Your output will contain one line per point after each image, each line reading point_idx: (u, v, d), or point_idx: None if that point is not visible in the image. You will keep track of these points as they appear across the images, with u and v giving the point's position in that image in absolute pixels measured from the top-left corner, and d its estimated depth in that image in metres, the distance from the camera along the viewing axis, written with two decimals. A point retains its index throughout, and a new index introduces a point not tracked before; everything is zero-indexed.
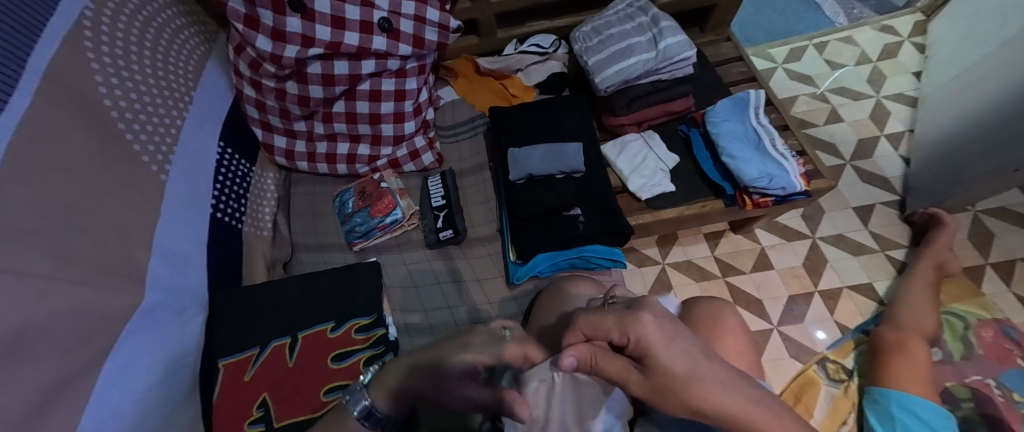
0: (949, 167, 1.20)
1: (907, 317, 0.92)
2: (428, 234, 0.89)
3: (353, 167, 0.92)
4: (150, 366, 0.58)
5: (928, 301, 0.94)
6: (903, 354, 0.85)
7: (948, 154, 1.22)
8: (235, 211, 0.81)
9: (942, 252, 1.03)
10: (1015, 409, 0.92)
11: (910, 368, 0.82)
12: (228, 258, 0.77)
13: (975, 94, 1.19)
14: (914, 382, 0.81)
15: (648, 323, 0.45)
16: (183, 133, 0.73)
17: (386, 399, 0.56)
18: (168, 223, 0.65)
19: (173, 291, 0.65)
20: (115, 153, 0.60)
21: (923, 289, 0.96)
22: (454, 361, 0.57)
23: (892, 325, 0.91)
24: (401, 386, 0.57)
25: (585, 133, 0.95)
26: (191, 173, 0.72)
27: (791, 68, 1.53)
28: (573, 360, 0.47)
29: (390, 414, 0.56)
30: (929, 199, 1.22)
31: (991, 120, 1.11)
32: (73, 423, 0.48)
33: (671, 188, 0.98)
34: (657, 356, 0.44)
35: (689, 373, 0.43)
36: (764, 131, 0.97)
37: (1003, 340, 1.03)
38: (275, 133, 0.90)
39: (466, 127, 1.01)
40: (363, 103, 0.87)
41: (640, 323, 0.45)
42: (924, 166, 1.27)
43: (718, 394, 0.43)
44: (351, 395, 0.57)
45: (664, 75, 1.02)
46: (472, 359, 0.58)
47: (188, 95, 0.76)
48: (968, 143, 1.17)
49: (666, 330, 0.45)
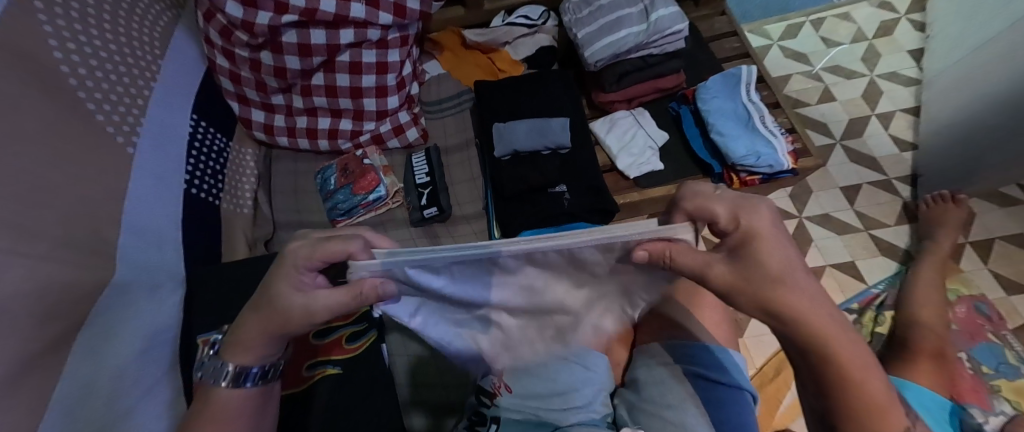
0: (967, 150, 1.20)
1: (921, 312, 0.95)
2: (412, 212, 0.87)
3: (335, 142, 0.90)
4: (121, 344, 0.57)
5: (936, 299, 0.97)
6: (936, 360, 0.89)
7: (962, 137, 1.21)
8: (212, 187, 0.79)
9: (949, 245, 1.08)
10: (983, 380, 0.95)
11: (930, 371, 0.88)
12: (205, 235, 0.75)
13: (984, 76, 1.16)
14: (926, 378, 0.87)
15: (766, 217, 0.36)
16: (152, 104, 0.70)
17: (245, 355, 0.45)
18: (138, 198, 0.64)
19: (145, 268, 0.63)
20: (78, 124, 0.58)
21: (934, 283, 1.00)
22: (278, 284, 0.41)
23: (915, 324, 0.94)
24: (246, 339, 0.44)
25: (573, 109, 0.93)
26: (161, 147, 0.70)
27: (786, 45, 1.51)
28: (642, 254, 0.37)
29: (263, 365, 0.47)
30: (950, 182, 1.22)
31: (999, 103, 1.11)
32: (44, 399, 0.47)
33: (659, 167, 0.97)
34: (760, 255, 0.35)
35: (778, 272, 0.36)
36: (755, 107, 0.96)
37: (977, 315, 1.06)
38: (252, 107, 0.87)
39: (452, 103, 0.98)
40: (343, 75, 0.84)
41: (758, 215, 0.36)
42: (937, 150, 1.26)
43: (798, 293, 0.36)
44: (205, 369, 0.47)
45: (655, 49, 0.99)
46: (297, 263, 0.41)
47: (155, 64, 0.73)
48: (985, 126, 1.16)
49: (779, 227, 0.36)
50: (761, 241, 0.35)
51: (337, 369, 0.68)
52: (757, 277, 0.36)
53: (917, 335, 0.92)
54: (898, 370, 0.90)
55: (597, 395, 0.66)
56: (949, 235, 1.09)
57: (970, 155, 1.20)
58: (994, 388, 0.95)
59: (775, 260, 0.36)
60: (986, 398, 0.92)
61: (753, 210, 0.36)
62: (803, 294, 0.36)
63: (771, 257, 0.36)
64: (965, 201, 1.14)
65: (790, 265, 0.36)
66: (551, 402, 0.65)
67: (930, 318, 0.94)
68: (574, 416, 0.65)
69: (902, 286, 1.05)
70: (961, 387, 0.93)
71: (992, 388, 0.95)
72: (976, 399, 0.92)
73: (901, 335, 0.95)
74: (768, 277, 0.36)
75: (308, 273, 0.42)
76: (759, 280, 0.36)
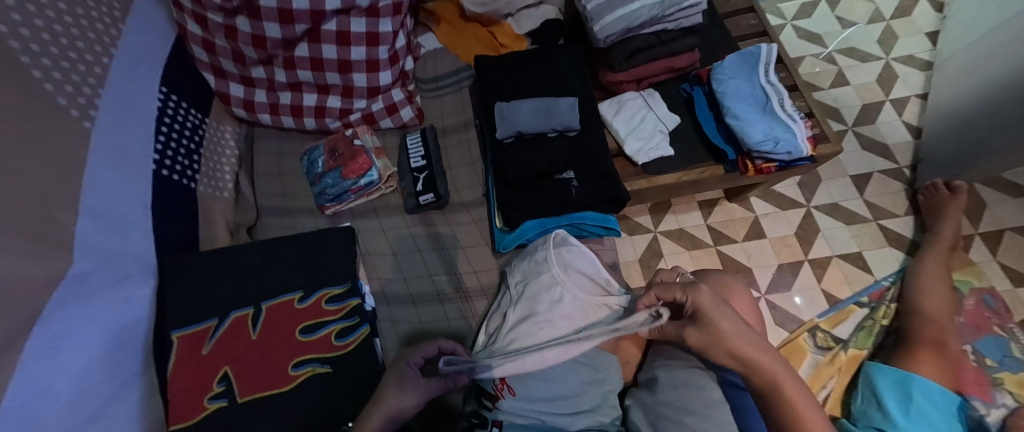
0: (971, 137, 1.13)
1: (926, 303, 0.91)
2: (407, 198, 0.81)
3: (322, 121, 0.83)
4: (87, 343, 0.51)
5: (942, 290, 0.93)
6: (939, 349, 0.84)
7: (964, 125, 1.15)
8: (187, 168, 0.73)
9: (954, 230, 1.02)
10: (986, 374, 0.91)
11: (935, 360, 0.82)
12: (180, 221, 0.69)
13: (992, 60, 1.09)
14: (931, 369, 0.81)
15: (704, 292, 0.54)
16: (112, 74, 0.64)
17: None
18: (96, 178, 0.58)
19: (112, 257, 0.57)
20: (20, 94, 0.52)
21: (940, 272, 0.96)
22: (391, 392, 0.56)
23: (921, 315, 0.90)
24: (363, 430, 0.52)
25: (581, 87, 0.87)
26: (123, 121, 0.64)
27: (801, 25, 1.47)
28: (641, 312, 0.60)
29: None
30: (947, 171, 1.16)
31: (1004, 90, 1.04)
32: None
33: (670, 153, 0.91)
34: (709, 316, 0.53)
35: (731, 330, 0.52)
36: (774, 90, 0.90)
37: (983, 309, 1.01)
38: (230, 80, 0.81)
39: (449, 81, 0.92)
40: (329, 46, 0.77)
41: (699, 291, 0.55)
42: (939, 134, 1.21)
43: (745, 344, 0.51)
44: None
45: (670, 24, 0.93)
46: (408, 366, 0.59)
47: (114, 28, 0.67)
48: (991, 111, 1.08)
49: (718, 299, 0.54)
50: (708, 307, 0.53)
51: (325, 367, 0.62)
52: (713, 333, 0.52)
53: (920, 325, 0.88)
54: (898, 362, 0.85)
55: (610, 396, 0.63)
56: (951, 225, 1.03)
57: (973, 138, 1.12)
58: (997, 380, 0.90)
59: (725, 320, 0.52)
60: (989, 391, 0.88)
61: (699, 292, 0.55)
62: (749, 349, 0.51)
63: (722, 323, 0.52)
64: (964, 187, 1.06)
65: (739, 329, 0.52)
66: (558, 406, 0.61)
67: (936, 310, 0.89)
68: (585, 421, 0.61)
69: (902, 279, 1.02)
70: (964, 379, 0.88)
71: (994, 381, 0.90)
72: (979, 391, 0.88)
73: (907, 327, 0.91)
74: (722, 336, 0.52)
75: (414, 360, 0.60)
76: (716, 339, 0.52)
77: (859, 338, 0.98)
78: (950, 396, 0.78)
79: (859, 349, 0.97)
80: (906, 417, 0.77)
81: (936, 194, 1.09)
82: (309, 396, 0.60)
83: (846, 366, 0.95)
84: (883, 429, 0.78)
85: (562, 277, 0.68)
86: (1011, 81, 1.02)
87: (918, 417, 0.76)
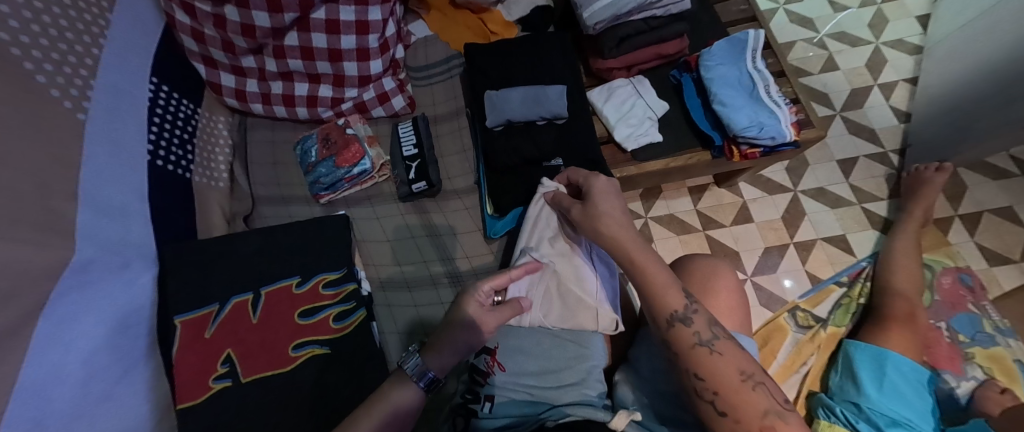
0: (961, 121, 1.15)
1: (898, 280, 0.94)
2: (400, 187, 0.83)
3: (314, 111, 0.84)
4: (96, 327, 0.53)
5: (914, 265, 0.96)
6: (908, 322, 0.86)
7: (953, 110, 1.16)
8: (181, 158, 0.74)
9: (926, 209, 1.05)
10: (958, 348, 0.95)
11: (908, 335, 0.84)
12: (178, 210, 0.70)
13: (982, 42, 1.11)
14: (905, 343, 0.83)
15: (601, 182, 0.64)
16: (104, 65, 0.65)
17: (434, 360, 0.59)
18: (92, 170, 0.59)
19: (111, 245, 0.58)
20: (9, 84, 0.53)
21: (910, 250, 0.98)
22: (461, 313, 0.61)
23: (891, 292, 0.92)
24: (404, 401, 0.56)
25: (571, 75, 0.88)
26: (116, 114, 0.65)
27: (793, 9, 1.49)
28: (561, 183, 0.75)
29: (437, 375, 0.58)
30: (930, 157, 1.19)
31: (1001, 76, 1.04)
32: (9, 384, 0.43)
33: (658, 139, 0.93)
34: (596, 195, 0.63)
35: (605, 202, 0.62)
36: (759, 76, 0.92)
37: (960, 286, 1.04)
38: (220, 70, 0.81)
39: (441, 69, 0.93)
40: (320, 35, 0.78)
41: (597, 182, 0.65)
42: (928, 118, 1.23)
43: (613, 222, 0.60)
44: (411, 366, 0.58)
45: (658, 11, 0.94)
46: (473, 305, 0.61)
47: (102, 19, 0.67)
48: (981, 95, 1.10)
49: (612, 189, 0.64)
50: (597, 190, 0.64)
51: (325, 349, 0.65)
52: (592, 211, 0.62)
53: (891, 302, 0.91)
54: (870, 337, 0.87)
55: (595, 371, 0.62)
56: (922, 206, 1.05)
57: (961, 123, 1.15)
58: (968, 355, 0.94)
59: (606, 202, 0.62)
60: (960, 364, 0.92)
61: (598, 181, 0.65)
62: (630, 241, 0.59)
63: (603, 203, 0.62)
64: (949, 168, 1.07)
65: (614, 212, 0.61)
66: (546, 379, 0.61)
67: (906, 286, 0.92)
68: (569, 396, 0.59)
69: (878, 257, 1.03)
70: (935, 354, 0.92)
71: (966, 355, 0.94)
72: (951, 365, 0.92)
73: (878, 304, 0.93)
74: (607, 221, 0.61)
75: (484, 290, 0.62)
76: (603, 220, 0.61)
77: (837, 315, 0.99)
78: (919, 369, 0.81)
79: (837, 327, 0.97)
80: (879, 389, 0.78)
81: (922, 172, 1.10)
82: (313, 375, 0.63)
83: (825, 344, 0.95)
84: (857, 402, 0.79)
85: (590, 249, 0.73)
86: (998, 64, 1.04)
87: (892, 389, 0.78)
